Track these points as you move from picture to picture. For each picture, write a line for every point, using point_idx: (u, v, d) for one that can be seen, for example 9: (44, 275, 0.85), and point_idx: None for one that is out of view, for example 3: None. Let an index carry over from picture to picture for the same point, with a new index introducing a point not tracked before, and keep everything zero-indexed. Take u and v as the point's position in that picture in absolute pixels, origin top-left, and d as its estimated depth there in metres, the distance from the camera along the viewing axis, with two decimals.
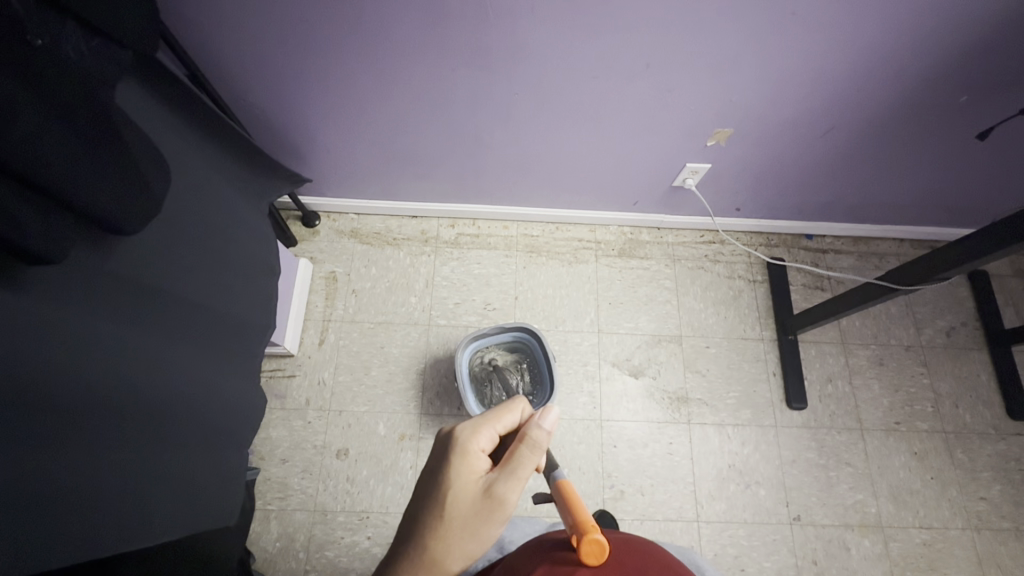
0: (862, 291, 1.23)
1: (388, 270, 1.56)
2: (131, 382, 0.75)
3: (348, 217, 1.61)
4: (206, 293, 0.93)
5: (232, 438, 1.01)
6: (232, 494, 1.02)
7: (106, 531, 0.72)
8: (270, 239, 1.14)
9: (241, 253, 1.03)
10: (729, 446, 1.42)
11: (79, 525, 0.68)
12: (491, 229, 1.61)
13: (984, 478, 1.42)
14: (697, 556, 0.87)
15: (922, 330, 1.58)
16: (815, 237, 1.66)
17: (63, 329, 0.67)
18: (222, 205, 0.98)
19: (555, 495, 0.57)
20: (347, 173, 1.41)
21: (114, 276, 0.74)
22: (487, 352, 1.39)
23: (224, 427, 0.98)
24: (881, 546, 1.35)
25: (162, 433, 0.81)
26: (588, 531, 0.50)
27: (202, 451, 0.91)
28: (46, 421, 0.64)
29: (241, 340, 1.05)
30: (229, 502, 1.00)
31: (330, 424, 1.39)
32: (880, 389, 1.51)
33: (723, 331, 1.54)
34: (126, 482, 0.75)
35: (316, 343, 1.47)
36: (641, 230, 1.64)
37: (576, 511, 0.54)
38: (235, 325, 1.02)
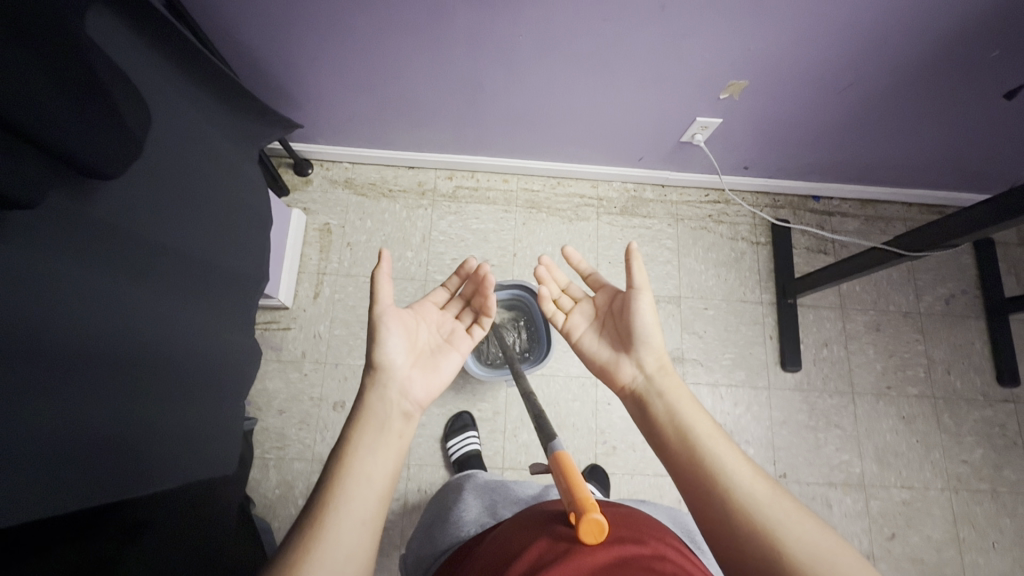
0: (864, 257, 1.21)
1: (384, 223, 1.51)
2: (134, 334, 0.76)
3: (342, 166, 1.55)
4: (196, 245, 0.90)
5: (227, 390, 1.01)
6: (227, 444, 1.03)
7: (113, 476, 0.75)
8: (259, 187, 1.09)
9: (231, 205, 1.00)
10: (722, 406, 1.44)
11: (88, 470, 0.71)
12: (490, 181, 1.56)
13: (968, 442, 1.46)
14: (688, 522, 0.88)
15: (922, 297, 1.57)
16: (823, 199, 1.61)
17: (62, 281, 0.66)
18: (208, 153, 0.93)
19: (551, 465, 0.53)
20: (339, 119, 1.34)
21: (108, 227, 0.73)
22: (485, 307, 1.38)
23: (218, 380, 0.97)
24: (862, 504, 1.40)
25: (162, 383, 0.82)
26: (588, 511, 0.47)
27: (197, 402, 0.91)
28: (52, 373, 0.65)
29: (233, 294, 1.02)
30: (224, 452, 1.01)
31: (327, 377, 1.40)
32: (875, 354, 1.51)
33: (722, 294, 1.52)
34: (130, 431, 0.77)
35: (311, 296, 1.45)
36: (645, 187, 1.58)
37: (574, 488, 0.50)
38: (225, 279, 0.99)
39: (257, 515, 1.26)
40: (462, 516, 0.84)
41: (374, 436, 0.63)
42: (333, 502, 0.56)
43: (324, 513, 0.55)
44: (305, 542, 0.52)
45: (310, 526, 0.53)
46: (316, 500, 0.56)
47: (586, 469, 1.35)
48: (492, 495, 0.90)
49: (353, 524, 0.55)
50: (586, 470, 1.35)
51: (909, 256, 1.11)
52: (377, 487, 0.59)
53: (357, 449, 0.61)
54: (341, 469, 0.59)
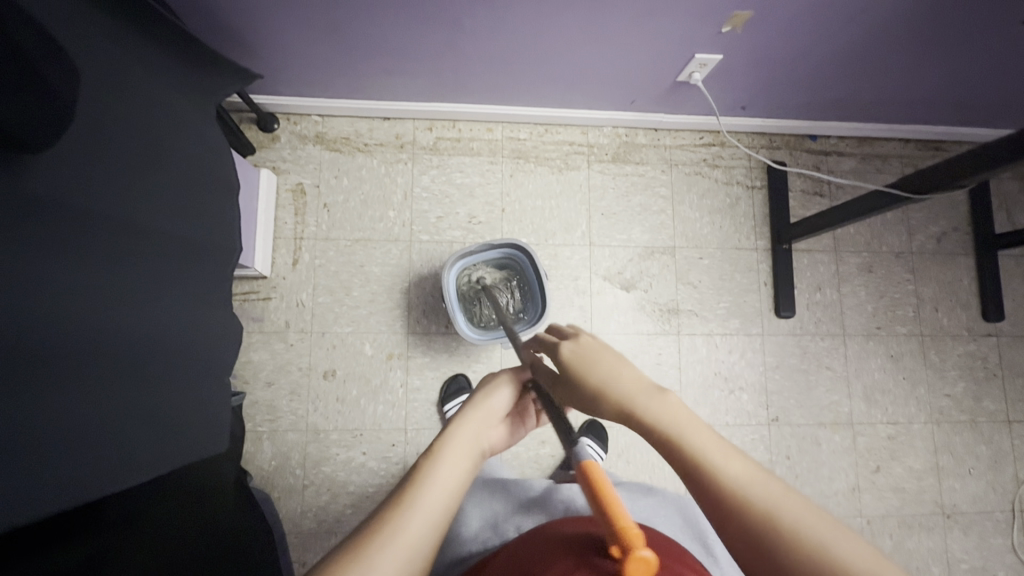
0: (862, 201, 1.18)
1: (362, 180, 1.41)
2: (102, 322, 0.70)
3: (311, 119, 1.42)
4: (156, 219, 0.81)
5: (211, 372, 0.95)
6: (219, 426, 0.98)
7: (110, 470, 0.72)
8: (222, 148, 0.99)
9: (191, 172, 0.90)
10: (716, 354, 1.44)
11: (85, 467, 0.68)
12: (473, 131, 1.45)
13: (951, 377, 1.50)
14: (702, 526, 0.93)
15: (914, 237, 1.55)
16: (820, 137, 1.56)
17: (11, 273, 0.60)
18: (156, 113, 0.82)
19: (578, 477, 0.47)
20: (302, 66, 1.20)
21: (58, 207, 0.66)
22: (475, 268, 1.32)
23: (200, 363, 0.91)
24: (849, 440, 1.44)
25: (144, 369, 0.77)
26: (635, 548, 0.40)
27: (182, 387, 0.86)
28: (18, 373, 0.60)
29: (204, 272, 0.94)
30: (218, 431, 0.98)
31: (314, 347, 1.34)
32: (867, 296, 1.51)
33: (717, 241, 1.49)
34: (118, 422, 0.73)
35: (290, 263, 1.37)
36: (637, 131, 1.50)
37: (613, 510, 0.43)
38: (194, 256, 0.91)
39: (256, 487, 1.25)
40: (464, 531, 0.85)
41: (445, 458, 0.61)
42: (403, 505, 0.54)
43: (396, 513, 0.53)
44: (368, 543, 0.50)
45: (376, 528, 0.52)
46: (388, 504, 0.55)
47: (584, 423, 1.37)
48: (493, 503, 0.91)
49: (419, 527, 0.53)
50: (584, 425, 1.38)
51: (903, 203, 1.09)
52: (453, 496, 0.57)
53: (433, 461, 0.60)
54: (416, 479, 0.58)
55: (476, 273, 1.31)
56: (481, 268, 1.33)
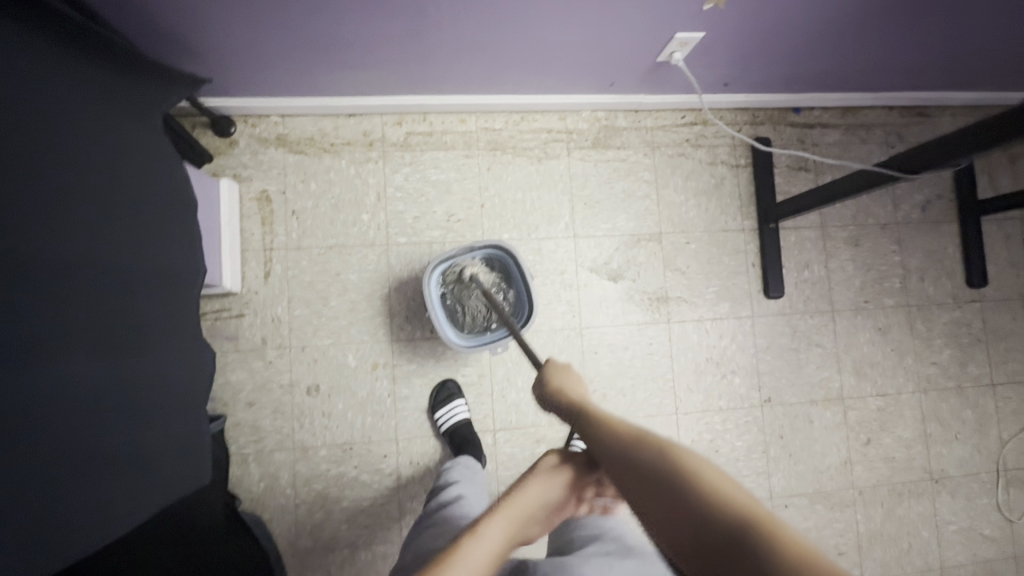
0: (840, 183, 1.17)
1: (331, 183, 1.33)
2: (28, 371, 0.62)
3: (270, 120, 1.32)
4: (86, 238, 0.71)
5: (183, 408, 0.86)
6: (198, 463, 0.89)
7: (56, 536, 0.64)
8: (172, 160, 0.88)
9: (138, 190, 0.80)
10: (707, 340, 1.42)
11: (22, 536, 0.60)
12: (445, 123, 1.37)
13: (937, 345, 1.51)
14: None
15: (899, 207, 1.54)
16: (803, 110, 1.51)
17: None
18: (85, 125, 0.72)
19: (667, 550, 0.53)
20: (255, 67, 1.11)
21: None
22: (461, 262, 1.24)
23: (169, 398, 0.82)
24: (840, 416, 1.45)
25: (94, 419, 0.69)
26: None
27: (147, 424, 0.77)
28: None
29: (165, 300, 0.85)
30: (199, 470, 0.90)
31: (294, 362, 1.29)
32: (854, 270, 1.50)
33: (704, 225, 1.45)
34: (63, 482, 0.65)
35: (261, 276, 1.30)
36: (616, 113, 1.43)
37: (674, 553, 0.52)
38: (149, 281, 0.81)
39: (245, 511, 1.21)
40: None
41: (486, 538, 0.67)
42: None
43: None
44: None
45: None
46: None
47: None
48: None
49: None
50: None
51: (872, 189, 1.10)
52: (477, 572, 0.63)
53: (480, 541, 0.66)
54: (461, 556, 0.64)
55: (463, 268, 1.23)
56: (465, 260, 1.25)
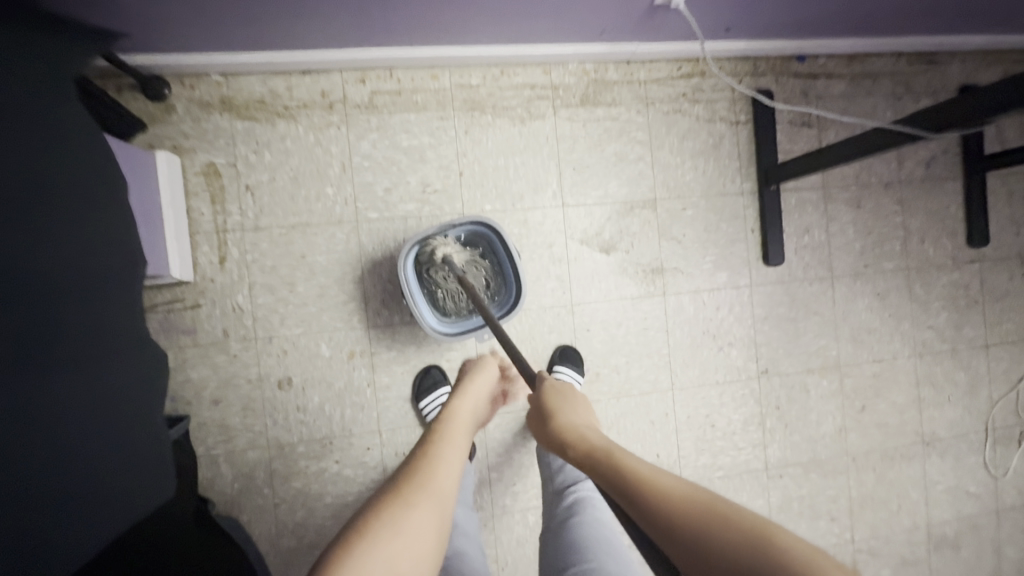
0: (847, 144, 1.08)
1: (288, 153, 1.18)
2: None
3: (210, 79, 1.14)
4: None
5: (126, 422, 0.72)
6: (157, 478, 0.77)
7: None
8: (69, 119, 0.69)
9: (37, 168, 0.65)
10: (704, 312, 1.35)
11: None
12: (415, 80, 1.21)
13: (934, 308, 1.47)
14: None
15: (904, 164, 1.45)
16: (808, 58, 1.39)
17: None
18: None
19: None
20: (181, 19, 0.92)
21: None
22: (431, 241, 1.08)
23: (103, 413, 0.69)
24: (837, 384, 1.42)
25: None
26: None
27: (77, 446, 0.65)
28: None
29: (87, 299, 0.69)
30: (161, 480, 0.77)
31: (261, 355, 1.18)
32: (855, 233, 1.43)
33: (701, 189, 1.35)
34: None
35: (216, 262, 1.16)
36: (606, 65, 1.29)
37: None
38: (60, 280, 0.66)
39: (220, 516, 1.13)
40: None
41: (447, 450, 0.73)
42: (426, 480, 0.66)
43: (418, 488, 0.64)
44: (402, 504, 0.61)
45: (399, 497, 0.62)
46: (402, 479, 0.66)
47: (556, 351, 1.28)
48: None
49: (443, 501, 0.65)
50: (556, 353, 1.28)
51: (884, 150, 1.01)
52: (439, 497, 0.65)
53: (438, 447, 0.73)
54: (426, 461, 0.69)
55: (434, 248, 1.08)
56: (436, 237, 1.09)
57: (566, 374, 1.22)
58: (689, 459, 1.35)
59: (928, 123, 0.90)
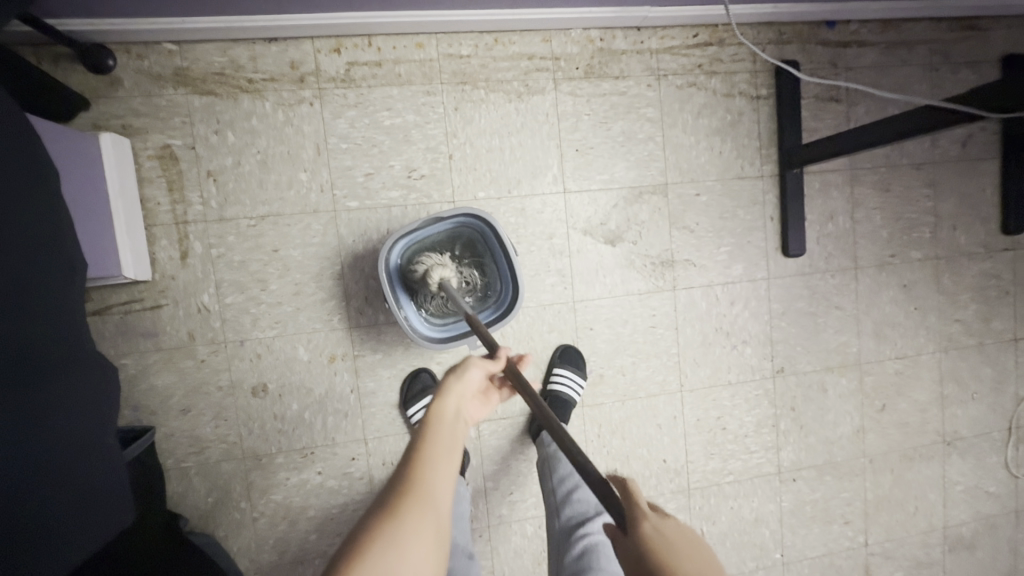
0: (886, 124, 0.95)
1: (255, 133, 1.04)
2: None
3: (162, 49, 1.00)
4: None
5: (80, 446, 0.62)
6: (115, 505, 0.67)
7: None
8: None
9: None
10: (716, 308, 1.24)
11: None
12: (397, 50, 1.07)
13: (963, 301, 1.37)
14: None
15: (937, 143, 1.32)
16: (838, 24, 1.24)
17: None
18: None
19: None
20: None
21: None
22: (424, 262, 0.97)
23: (49, 437, 0.58)
24: (856, 382, 1.33)
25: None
26: None
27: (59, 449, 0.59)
28: None
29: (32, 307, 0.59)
30: (116, 509, 0.68)
31: (232, 360, 1.07)
32: (882, 220, 1.31)
33: (717, 172, 1.22)
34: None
35: (178, 258, 1.04)
36: (613, 32, 1.14)
37: None
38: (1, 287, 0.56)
39: (193, 534, 1.05)
40: None
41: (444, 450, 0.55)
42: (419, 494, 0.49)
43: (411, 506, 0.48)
44: (388, 529, 0.45)
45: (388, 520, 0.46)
46: (394, 488, 0.50)
47: (556, 351, 1.17)
48: None
49: (442, 518, 0.49)
50: (556, 352, 1.17)
51: (931, 133, 0.88)
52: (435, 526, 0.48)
53: (437, 441, 0.56)
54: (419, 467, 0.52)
55: (426, 269, 0.96)
56: (432, 257, 0.98)
57: (566, 379, 1.12)
58: (697, 464, 1.26)
59: (987, 103, 0.77)
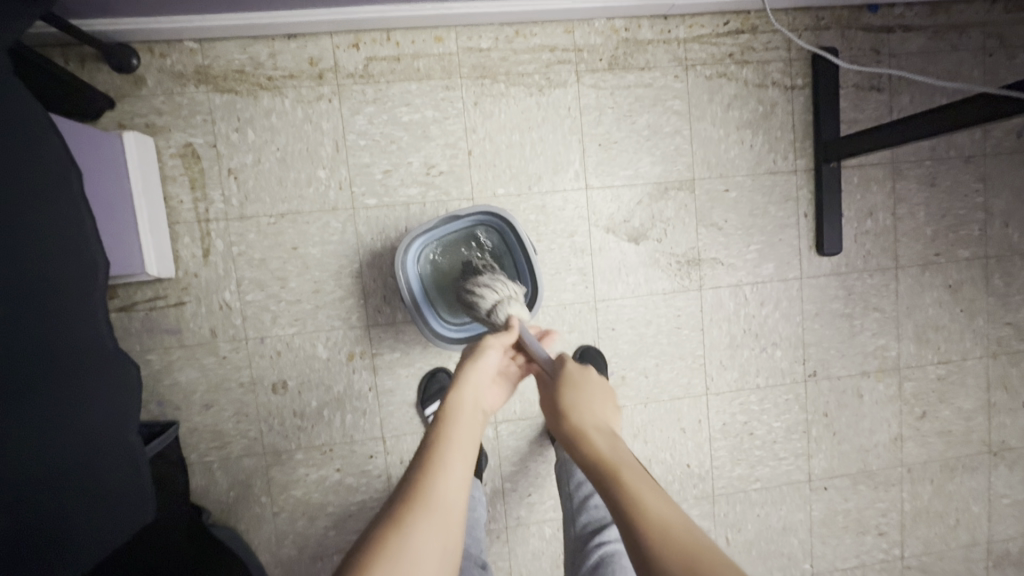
0: (934, 116, 0.88)
1: (274, 131, 1.04)
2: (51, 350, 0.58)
3: (184, 47, 1.01)
4: None
5: (115, 423, 0.63)
6: (136, 502, 0.66)
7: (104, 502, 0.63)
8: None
9: None
10: (745, 308, 1.19)
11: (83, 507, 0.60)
12: (416, 44, 1.05)
13: (1014, 303, 1.28)
14: None
15: (989, 134, 1.24)
16: (881, 8, 1.16)
17: None
18: None
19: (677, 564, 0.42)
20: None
21: None
22: (496, 293, 0.81)
23: (105, 417, 0.62)
24: (895, 388, 1.26)
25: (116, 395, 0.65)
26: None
27: (116, 406, 0.64)
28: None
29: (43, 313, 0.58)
30: (133, 511, 0.66)
31: (253, 356, 1.08)
32: (927, 217, 1.23)
33: (747, 166, 1.16)
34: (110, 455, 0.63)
35: (200, 256, 1.05)
36: (639, 21, 1.10)
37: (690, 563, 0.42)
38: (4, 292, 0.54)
39: (216, 527, 1.06)
40: None
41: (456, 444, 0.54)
42: (428, 493, 0.48)
43: (421, 503, 0.47)
44: (396, 531, 0.44)
45: (400, 518, 0.46)
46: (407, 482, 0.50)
47: (576, 352, 1.14)
48: None
49: (452, 514, 0.48)
50: (577, 353, 1.14)
51: (981, 125, 0.82)
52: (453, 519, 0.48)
53: (449, 431, 0.55)
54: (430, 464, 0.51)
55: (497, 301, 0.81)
56: (505, 287, 0.84)
57: None
58: (722, 469, 1.22)
59: None
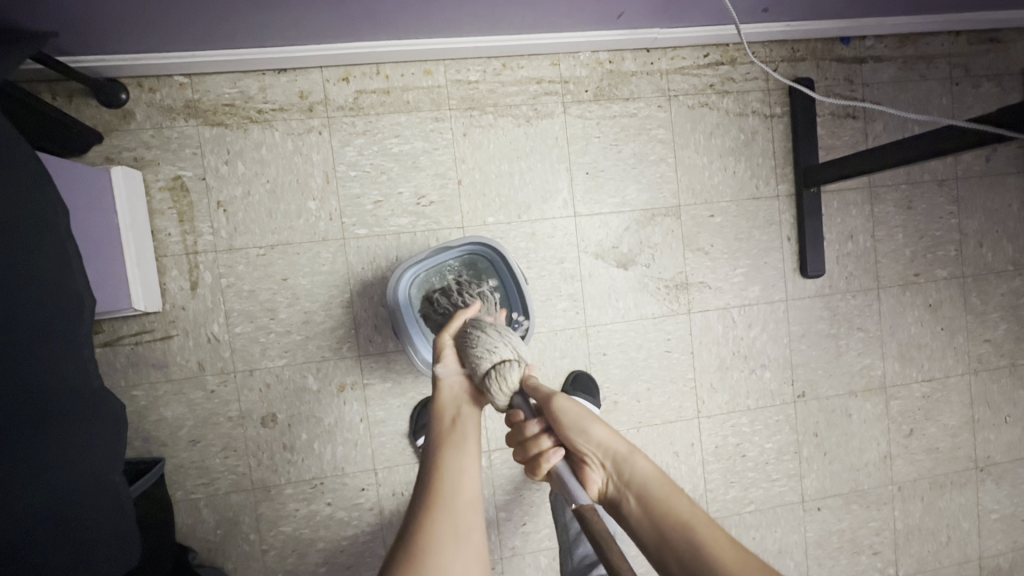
0: (906, 146, 0.91)
1: (264, 163, 1.04)
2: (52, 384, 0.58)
3: (174, 82, 1.01)
4: None
5: (107, 459, 0.63)
6: (123, 545, 0.65)
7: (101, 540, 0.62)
8: None
9: None
10: (733, 331, 1.21)
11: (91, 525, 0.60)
12: (405, 77, 1.07)
13: (992, 320, 1.31)
14: None
15: (960, 159, 1.28)
16: (853, 40, 1.22)
17: None
18: None
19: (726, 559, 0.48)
20: (117, 18, 0.77)
21: None
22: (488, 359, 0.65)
23: (107, 449, 0.63)
24: (881, 407, 1.28)
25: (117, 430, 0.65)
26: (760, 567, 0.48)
27: (107, 446, 0.63)
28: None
29: (33, 354, 0.57)
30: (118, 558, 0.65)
31: (242, 390, 1.06)
32: (905, 238, 1.27)
33: (731, 192, 1.19)
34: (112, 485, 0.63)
35: (188, 288, 1.04)
36: (623, 54, 1.13)
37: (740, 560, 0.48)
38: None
39: (201, 567, 1.03)
40: None
41: (459, 451, 0.61)
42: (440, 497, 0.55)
43: (437, 507, 0.54)
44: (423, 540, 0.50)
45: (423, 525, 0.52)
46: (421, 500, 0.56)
47: (568, 377, 1.14)
48: None
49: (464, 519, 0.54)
50: (569, 378, 1.14)
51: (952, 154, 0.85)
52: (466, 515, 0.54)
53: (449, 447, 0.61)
54: (441, 474, 0.57)
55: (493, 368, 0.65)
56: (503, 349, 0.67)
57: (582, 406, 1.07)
58: (717, 492, 1.22)
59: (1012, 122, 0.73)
